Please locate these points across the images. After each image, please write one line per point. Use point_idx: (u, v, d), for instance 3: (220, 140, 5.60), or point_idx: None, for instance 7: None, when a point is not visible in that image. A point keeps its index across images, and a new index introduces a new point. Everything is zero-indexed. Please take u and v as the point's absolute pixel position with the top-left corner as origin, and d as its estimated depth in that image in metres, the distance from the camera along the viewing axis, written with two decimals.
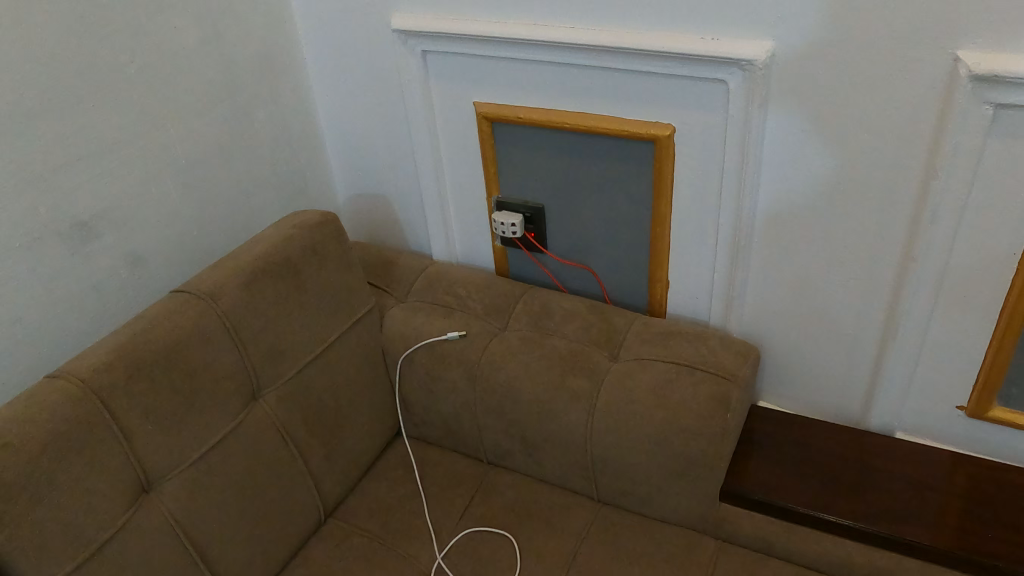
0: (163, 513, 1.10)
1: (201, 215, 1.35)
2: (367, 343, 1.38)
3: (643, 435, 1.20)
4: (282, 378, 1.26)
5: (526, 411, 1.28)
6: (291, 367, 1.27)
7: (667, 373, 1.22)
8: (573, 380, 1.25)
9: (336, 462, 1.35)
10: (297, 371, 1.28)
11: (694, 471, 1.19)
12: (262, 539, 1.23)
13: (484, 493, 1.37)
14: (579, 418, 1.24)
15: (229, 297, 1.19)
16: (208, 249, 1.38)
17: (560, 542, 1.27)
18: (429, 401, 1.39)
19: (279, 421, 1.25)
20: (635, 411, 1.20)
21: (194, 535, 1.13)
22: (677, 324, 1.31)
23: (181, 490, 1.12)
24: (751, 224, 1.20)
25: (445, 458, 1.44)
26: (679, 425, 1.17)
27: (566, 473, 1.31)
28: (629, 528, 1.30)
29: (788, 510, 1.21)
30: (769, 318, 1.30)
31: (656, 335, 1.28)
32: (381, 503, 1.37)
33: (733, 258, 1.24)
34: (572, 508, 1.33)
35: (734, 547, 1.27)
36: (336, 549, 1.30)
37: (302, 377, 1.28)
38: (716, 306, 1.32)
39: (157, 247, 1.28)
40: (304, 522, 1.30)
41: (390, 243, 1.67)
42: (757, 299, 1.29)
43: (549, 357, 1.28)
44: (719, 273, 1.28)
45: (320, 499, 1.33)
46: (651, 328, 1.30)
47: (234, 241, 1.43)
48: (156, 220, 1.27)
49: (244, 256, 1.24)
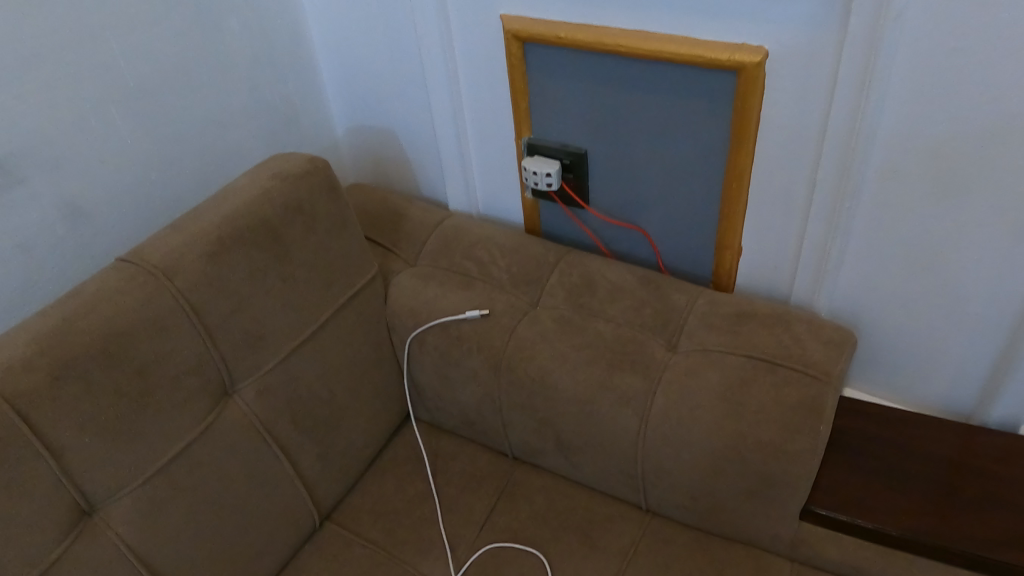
0: (111, 539, 0.89)
1: (161, 153, 1.09)
2: (371, 318, 1.13)
3: (710, 449, 0.96)
4: (264, 368, 1.02)
5: (562, 410, 1.05)
6: (274, 352, 1.02)
7: (741, 370, 0.97)
8: (622, 379, 1.01)
9: (332, 460, 1.12)
10: (282, 358, 1.03)
11: (771, 492, 0.95)
12: (240, 557, 1.03)
13: (509, 497, 1.15)
14: (629, 425, 1.00)
15: (190, 273, 0.93)
16: (172, 195, 1.13)
17: (599, 567, 1.05)
18: (444, 390, 1.15)
19: (260, 419, 1.02)
20: (702, 418, 0.96)
21: (154, 563, 0.93)
22: (752, 302, 1.04)
23: (133, 511, 0.90)
24: (861, 177, 0.92)
25: (464, 452, 1.22)
26: (757, 439, 0.93)
27: (609, 480, 1.08)
28: (684, 549, 1.07)
29: (887, 534, 0.97)
30: (868, 296, 1.04)
31: (727, 319, 1.02)
32: (387, 506, 1.16)
33: (832, 219, 0.97)
34: (614, 522, 1.10)
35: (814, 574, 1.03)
36: (333, 563, 1.10)
37: (288, 365, 1.04)
38: (801, 279, 1.06)
39: (104, 198, 1.03)
40: (293, 532, 1.10)
41: (398, 185, 1.40)
42: (857, 270, 1.02)
43: (591, 347, 1.03)
44: (808, 239, 1.01)
45: (313, 504, 1.12)
46: (719, 310, 1.03)
47: (207, 183, 1.18)
48: (102, 162, 1.02)
49: (211, 216, 0.97)
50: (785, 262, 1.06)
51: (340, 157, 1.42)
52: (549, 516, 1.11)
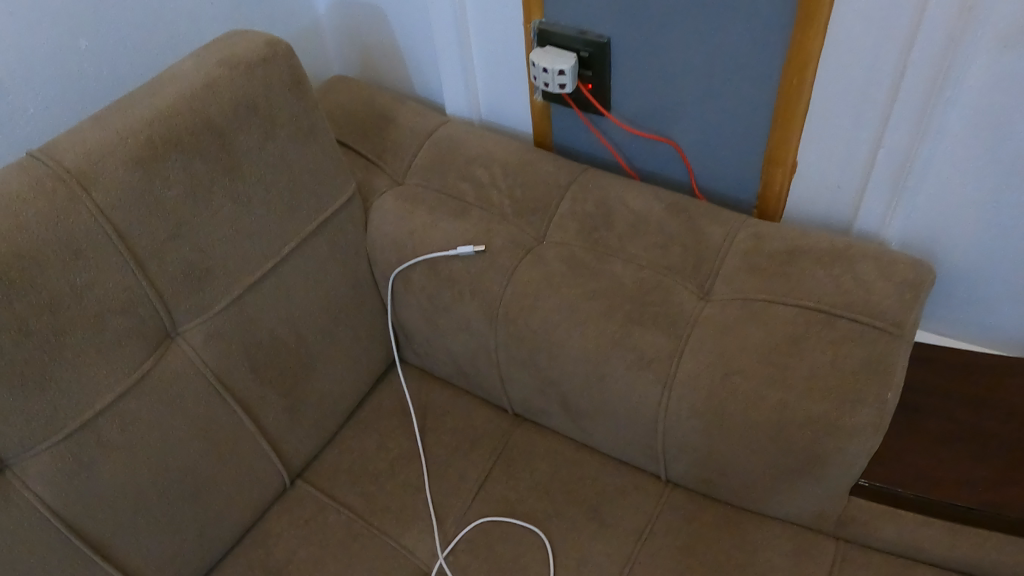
0: (27, 500, 0.74)
1: (88, 15, 0.88)
2: (345, 249, 0.95)
3: (744, 425, 0.79)
4: (212, 307, 0.84)
5: (567, 369, 0.89)
6: (223, 286, 0.84)
7: (791, 326, 0.79)
8: (640, 337, 0.84)
9: (306, 416, 0.97)
10: (235, 296, 0.86)
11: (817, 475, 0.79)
12: (195, 521, 0.88)
13: (507, 463, 1.01)
14: (650, 390, 0.84)
15: (110, 180, 0.73)
16: (106, 71, 0.93)
17: (606, 550, 0.92)
18: (434, 336, 0.98)
19: (211, 368, 0.86)
20: (739, 386, 0.79)
21: (84, 528, 0.78)
22: (809, 237, 0.85)
23: (53, 466, 0.75)
24: (966, 59, 0.71)
25: (457, 406, 1.08)
26: (808, 410, 0.76)
27: (621, 446, 0.94)
28: (707, 526, 0.92)
29: (968, 511, 0.79)
30: (956, 211, 0.84)
31: (773, 260, 0.83)
32: (367, 467, 1.03)
33: (922, 120, 0.76)
34: (625, 496, 0.97)
35: (871, 556, 0.86)
36: (304, 531, 0.97)
37: (242, 303, 0.87)
38: (870, 198, 0.85)
39: (17, 70, 0.83)
40: (260, 494, 0.96)
41: (389, 75, 1.22)
42: (946, 181, 0.82)
43: (605, 293, 0.86)
44: (887, 145, 0.80)
45: (282, 462, 0.97)
46: (766, 250, 0.85)
47: (151, 55, 0.97)
48: (8, 19, 0.81)
49: (143, 106, 0.77)
50: (851, 185, 0.86)
51: (323, 38, 1.22)
52: (550, 486, 0.99)
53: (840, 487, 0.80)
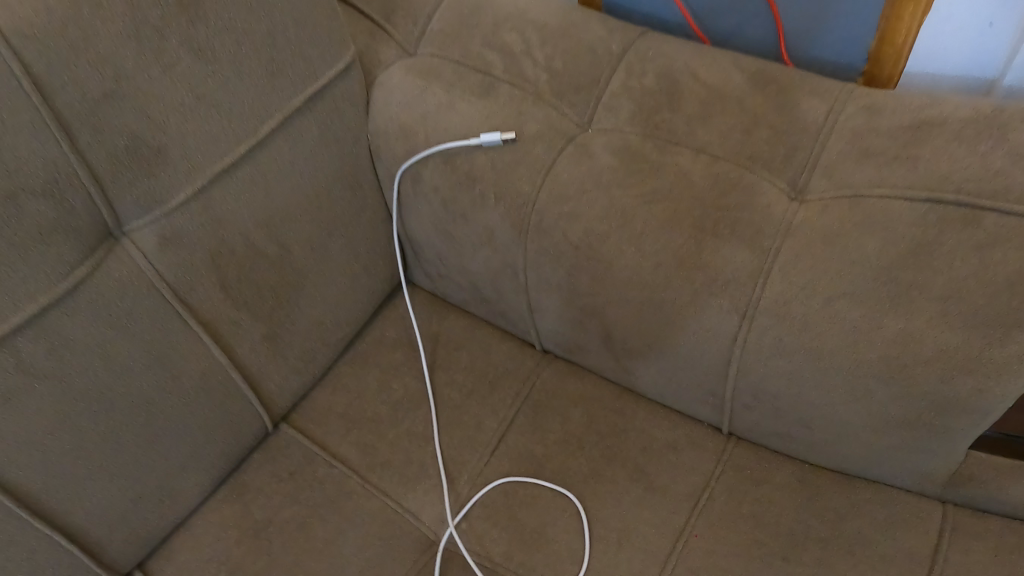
0: None
1: None
2: (342, 131, 0.76)
3: (844, 371, 0.64)
4: (167, 202, 0.64)
5: (617, 293, 0.72)
6: (179, 174, 0.64)
7: (914, 230, 0.61)
8: (713, 250, 0.67)
9: (288, 345, 0.80)
10: (196, 189, 0.66)
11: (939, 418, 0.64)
12: (149, 464, 0.72)
13: (533, 408, 0.85)
14: (727, 324, 0.67)
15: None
16: None
17: (653, 519, 0.77)
18: (451, 251, 0.81)
19: (165, 280, 0.67)
20: (850, 318, 0.62)
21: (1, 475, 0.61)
22: (941, 104, 0.66)
23: None
24: None
25: (473, 339, 0.90)
26: (940, 339, 0.60)
27: (680, 392, 0.79)
28: (775, 491, 0.77)
29: None
30: None
31: (890, 145, 0.65)
32: (363, 408, 0.86)
33: None
34: (676, 454, 0.81)
35: (984, 522, 0.72)
36: (289, 485, 0.81)
37: (204, 196, 0.67)
38: None
39: None
40: (232, 441, 0.79)
41: None
42: None
43: (669, 192, 0.68)
44: None
45: (262, 403, 0.81)
46: (882, 132, 0.66)
47: None
48: None
49: None
50: (1010, 20, 0.69)
51: None
52: (586, 440, 0.83)
53: (958, 441, 0.66)
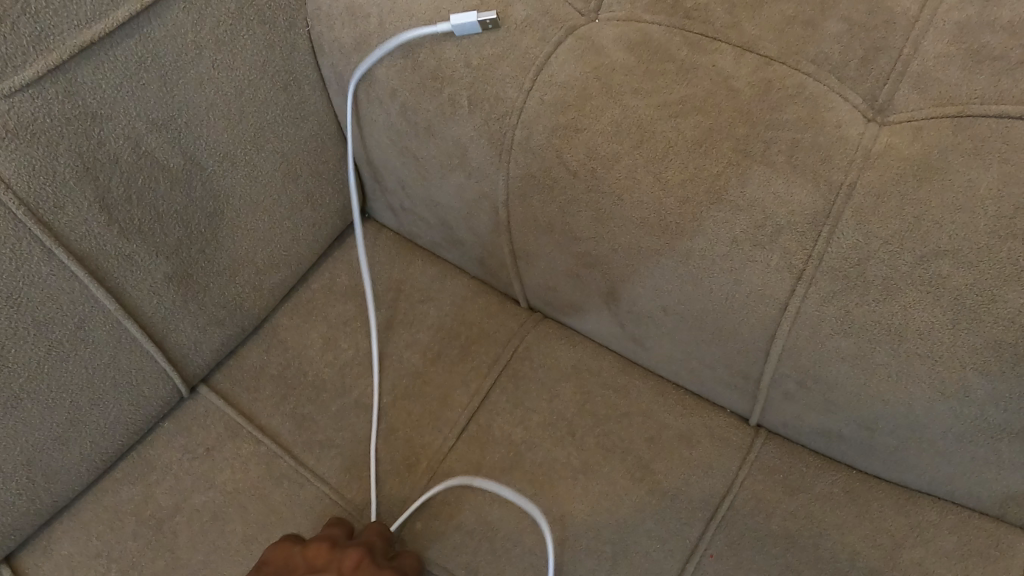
0: None
1: None
2: (273, 10, 0.57)
3: (927, 357, 0.48)
4: (9, 80, 0.45)
5: (627, 235, 0.55)
6: (21, 40, 0.45)
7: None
8: (760, 183, 0.49)
9: (204, 289, 0.61)
10: (50, 66, 0.46)
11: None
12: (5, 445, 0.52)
13: (514, 379, 0.68)
14: (776, 287, 0.51)
15: None
16: None
17: (658, 531, 0.60)
18: (417, 179, 0.64)
19: (14, 194, 0.47)
20: (952, 287, 0.45)
21: None
22: None
23: None
24: None
25: (444, 291, 0.72)
26: None
27: (700, 370, 0.62)
28: (814, 503, 0.60)
29: None
30: None
31: (1012, 46, 0.47)
32: (302, 370, 0.68)
33: None
34: (689, 448, 0.64)
35: None
36: (199, 465, 0.63)
37: (65, 76, 0.47)
38: None
39: None
40: (133, 411, 0.60)
41: None
42: None
43: (701, 102, 0.50)
44: None
45: (170, 364, 0.61)
46: (999, 28, 0.47)
47: None
48: None
49: None
50: None
51: None
52: (576, 424, 0.65)
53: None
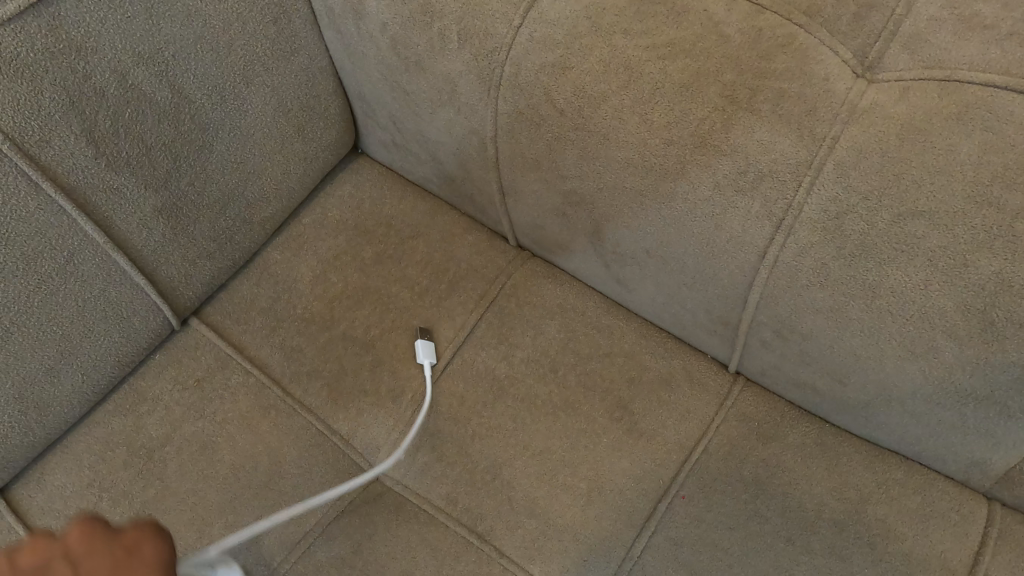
0: None
1: None
2: None
3: (900, 317, 0.48)
4: None
5: (612, 179, 0.55)
6: None
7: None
8: (744, 130, 0.49)
9: (193, 222, 0.61)
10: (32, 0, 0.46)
11: (1005, 401, 0.48)
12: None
13: (500, 317, 0.69)
14: (756, 234, 0.51)
15: None
16: None
17: (632, 472, 0.62)
18: (408, 114, 0.64)
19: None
20: (925, 248, 0.45)
21: None
22: None
23: None
24: None
25: (434, 227, 0.73)
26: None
27: (681, 315, 0.63)
28: (786, 452, 0.61)
29: None
30: None
31: (1004, 17, 0.45)
32: (292, 302, 0.69)
33: None
34: (669, 390, 0.65)
35: None
36: (190, 395, 0.65)
37: (48, 12, 0.47)
38: None
39: None
40: (123, 341, 0.61)
41: None
42: None
43: (689, 49, 0.50)
44: None
45: (161, 295, 0.62)
46: None
47: None
48: None
49: None
50: None
51: None
52: (559, 362, 0.67)
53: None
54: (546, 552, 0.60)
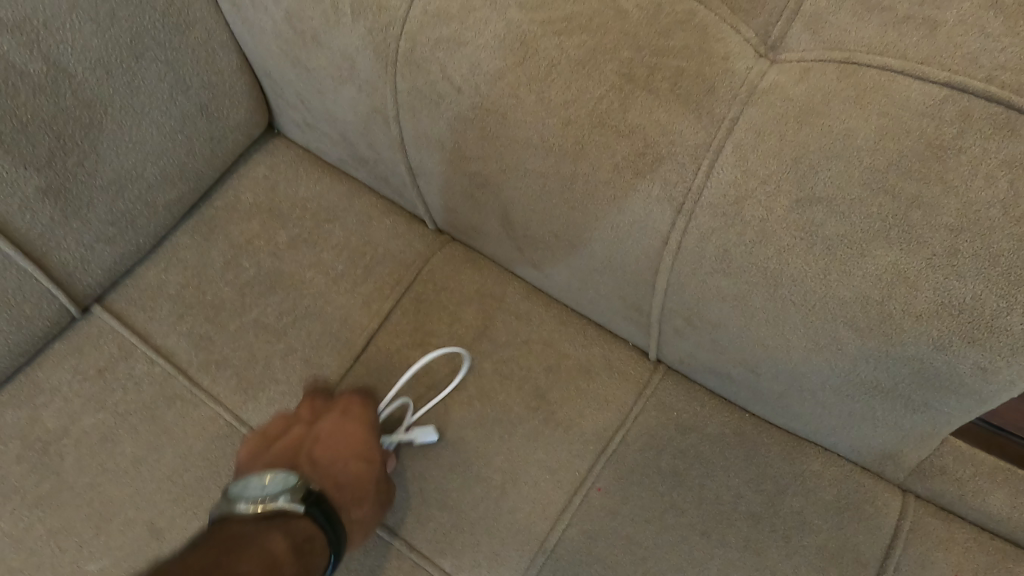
0: None
1: None
2: None
3: (802, 307, 0.46)
4: None
5: (516, 160, 0.53)
6: None
7: (924, 124, 0.41)
8: (641, 110, 0.46)
9: (88, 205, 0.59)
10: None
11: (912, 393, 0.47)
12: None
13: (417, 302, 0.66)
14: (657, 219, 0.49)
15: None
16: None
17: (548, 463, 0.60)
18: (314, 92, 0.61)
19: None
20: (824, 236, 0.43)
21: None
22: None
23: None
24: None
25: (351, 210, 0.70)
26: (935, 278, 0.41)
27: (596, 301, 0.61)
28: (703, 443, 0.60)
29: None
30: None
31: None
32: (202, 288, 0.67)
33: None
34: (586, 378, 0.63)
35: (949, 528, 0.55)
36: (90, 385, 0.63)
37: None
38: None
39: None
40: (15, 331, 0.58)
41: None
42: None
43: (583, 25, 0.47)
44: None
45: (55, 281, 0.60)
46: None
47: None
48: None
49: None
50: None
51: None
52: (476, 349, 0.65)
53: (942, 425, 0.48)
54: (456, 545, 0.58)
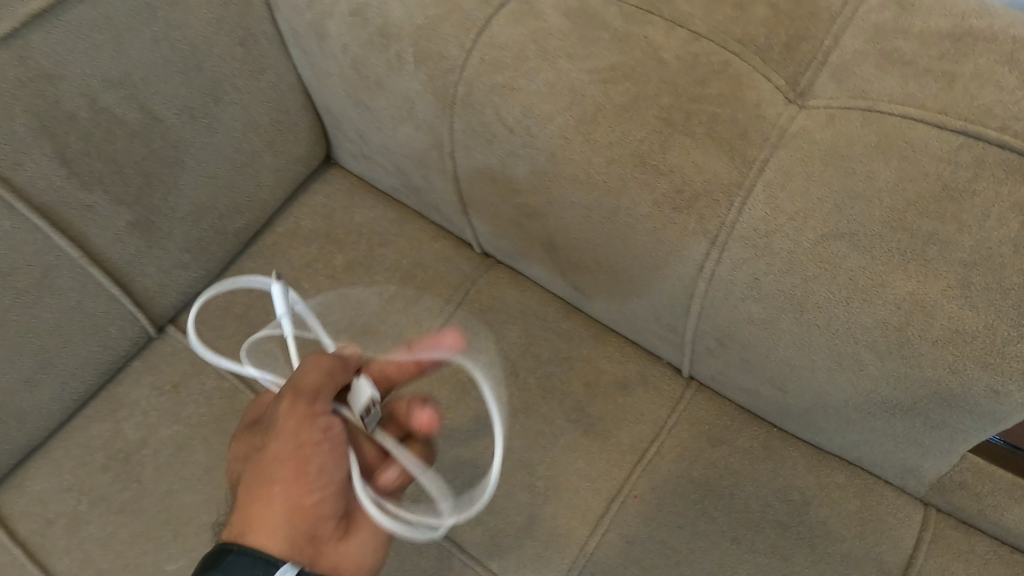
0: None
1: None
2: None
3: (827, 332, 0.50)
4: None
5: (562, 194, 0.57)
6: None
7: (940, 168, 0.45)
8: (679, 152, 0.51)
9: (166, 233, 0.64)
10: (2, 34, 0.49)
11: (928, 411, 0.51)
12: None
13: (464, 322, 0.71)
14: (694, 250, 0.53)
15: None
16: None
17: (588, 473, 0.65)
18: (372, 129, 0.67)
19: None
20: (847, 268, 0.47)
21: None
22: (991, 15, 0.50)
23: None
24: None
25: (402, 235, 0.75)
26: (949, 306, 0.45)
27: (634, 322, 0.65)
28: (734, 456, 0.64)
29: None
30: None
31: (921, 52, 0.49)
32: (265, 309, 0.72)
33: None
34: (624, 394, 0.68)
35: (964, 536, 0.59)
36: (166, 400, 0.68)
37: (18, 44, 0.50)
38: None
39: None
40: (102, 349, 0.64)
41: None
42: None
43: (628, 74, 0.52)
44: None
45: (137, 304, 0.65)
46: (911, 37, 0.50)
47: None
48: None
49: None
50: None
51: None
52: (520, 366, 0.69)
53: (957, 440, 0.52)
54: (504, 550, 0.63)
